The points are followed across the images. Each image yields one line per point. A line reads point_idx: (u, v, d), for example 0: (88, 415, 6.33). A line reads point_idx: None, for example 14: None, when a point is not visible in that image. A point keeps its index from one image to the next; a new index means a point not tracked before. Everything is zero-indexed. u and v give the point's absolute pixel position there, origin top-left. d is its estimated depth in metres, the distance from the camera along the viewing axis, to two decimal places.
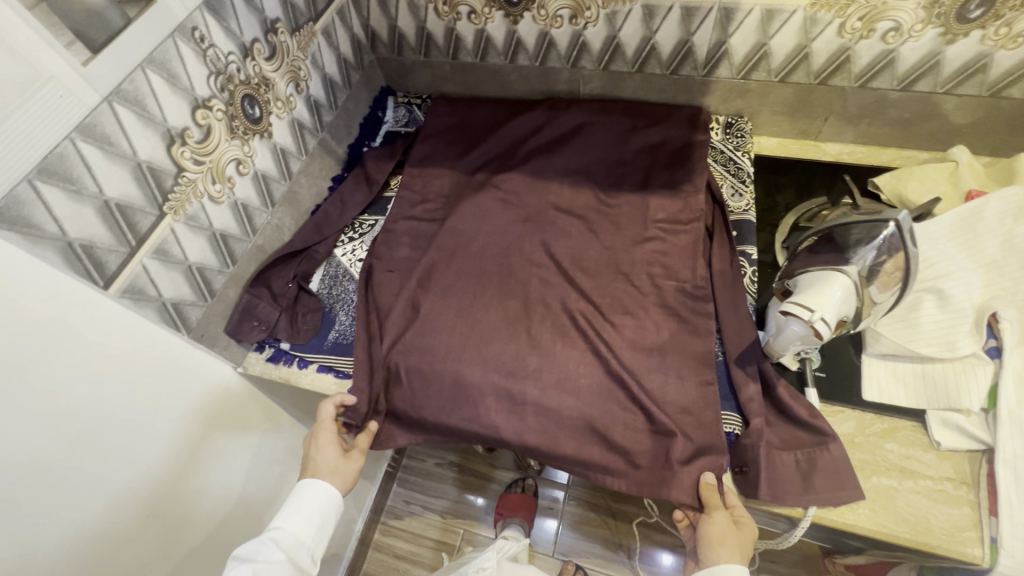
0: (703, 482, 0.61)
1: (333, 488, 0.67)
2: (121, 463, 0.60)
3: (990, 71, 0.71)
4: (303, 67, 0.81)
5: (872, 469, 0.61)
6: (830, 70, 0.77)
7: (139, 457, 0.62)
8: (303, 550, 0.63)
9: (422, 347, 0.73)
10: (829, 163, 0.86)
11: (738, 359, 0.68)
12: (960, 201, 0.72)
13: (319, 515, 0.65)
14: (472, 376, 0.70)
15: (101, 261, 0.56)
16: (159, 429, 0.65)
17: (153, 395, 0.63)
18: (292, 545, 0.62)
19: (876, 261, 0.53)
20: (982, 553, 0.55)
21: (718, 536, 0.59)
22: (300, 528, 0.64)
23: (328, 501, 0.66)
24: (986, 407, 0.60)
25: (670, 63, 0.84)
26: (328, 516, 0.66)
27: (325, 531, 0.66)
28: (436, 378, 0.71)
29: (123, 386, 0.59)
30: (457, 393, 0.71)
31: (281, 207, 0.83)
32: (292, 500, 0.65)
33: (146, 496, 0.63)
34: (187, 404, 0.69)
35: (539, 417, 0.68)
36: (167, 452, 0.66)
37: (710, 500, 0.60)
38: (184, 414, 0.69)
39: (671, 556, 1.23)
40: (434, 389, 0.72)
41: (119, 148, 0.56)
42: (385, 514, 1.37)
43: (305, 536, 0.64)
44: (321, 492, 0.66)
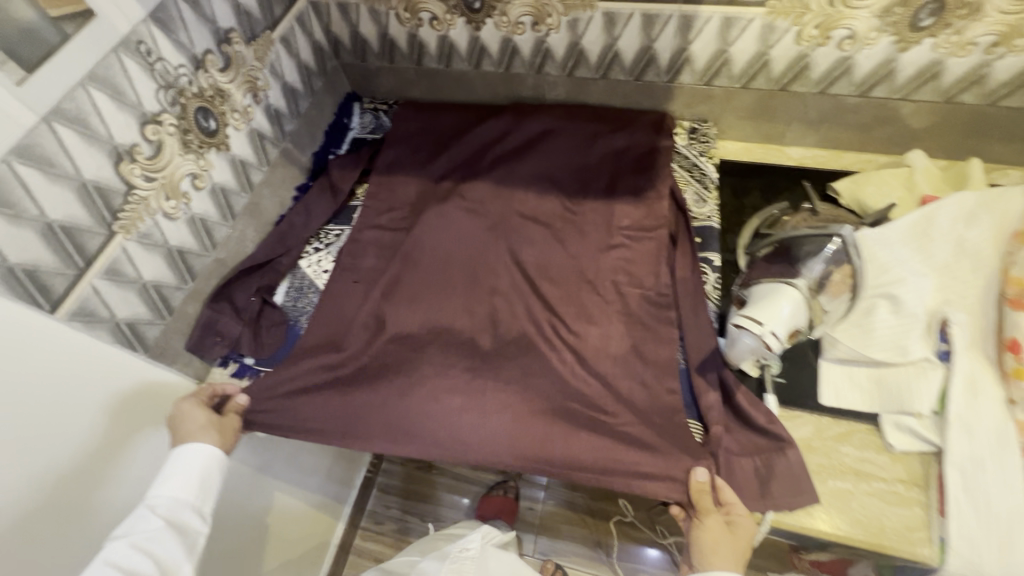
0: (695, 482, 0.60)
1: (211, 447, 0.64)
2: (61, 489, 0.57)
3: (943, 78, 0.72)
4: (260, 77, 0.80)
5: (829, 472, 0.63)
6: (790, 76, 0.78)
7: (73, 484, 0.58)
8: (186, 510, 0.61)
9: (384, 351, 0.73)
10: (791, 167, 0.87)
11: (699, 366, 0.68)
12: (915, 206, 0.73)
13: (198, 475, 0.63)
14: (432, 377, 0.70)
15: (46, 285, 0.55)
16: (91, 423, 0.60)
17: (88, 418, 0.60)
18: (173, 509, 0.60)
19: (823, 272, 0.55)
20: (931, 553, 0.57)
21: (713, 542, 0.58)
22: (178, 490, 0.61)
23: (207, 459, 0.63)
24: (936, 410, 0.62)
25: (633, 69, 0.84)
26: (210, 473, 0.63)
27: (210, 487, 0.63)
28: (394, 380, 0.71)
29: (52, 413, 0.55)
30: (412, 392, 0.70)
31: (242, 219, 0.81)
32: (166, 466, 0.62)
33: (82, 522, 0.59)
34: (130, 422, 0.65)
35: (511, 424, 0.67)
36: (105, 476, 0.62)
37: (702, 503, 0.59)
38: (127, 433, 0.65)
39: (655, 550, 1.25)
40: (389, 388, 0.70)
41: (61, 168, 0.54)
42: (365, 517, 1.37)
43: (185, 495, 0.61)
44: (194, 453, 0.63)
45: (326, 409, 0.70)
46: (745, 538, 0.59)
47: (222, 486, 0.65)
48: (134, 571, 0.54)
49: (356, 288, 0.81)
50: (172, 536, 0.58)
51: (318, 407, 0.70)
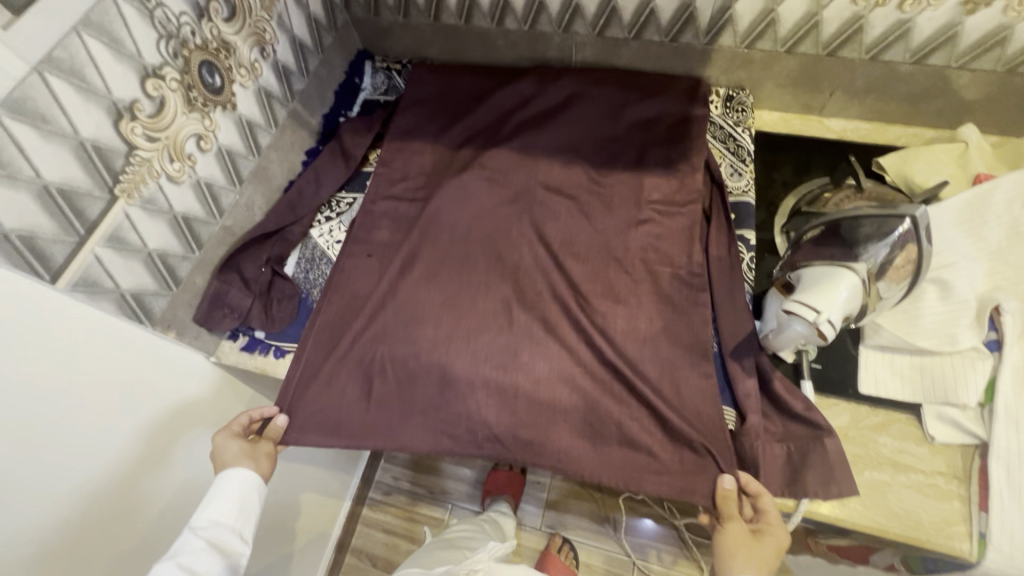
0: (721, 489, 0.58)
1: (250, 472, 0.63)
2: (102, 473, 0.60)
3: (1008, 46, 0.67)
4: (268, 29, 0.74)
5: (865, 463, 0.60)
6: (840, 40, 0.72)
7: (82, 476, 0.58)
8: (228, 533, 0.61)
9: (408, 339, 0.70)
10: (832, 140, 0.81)
11: (734, 351, 0.65)
12: (967, 185, 0.69)
13: (238, 497, 0.62)
14: (463, 367, 0.68)
15: (46, 253, 0.51)
16: (133, 416, 0.63)
17: (129, 412, 0.62)
18: (217, 531, 0.60)
19: (887, 257, 0.51)
20: (971, 548, 0.55)
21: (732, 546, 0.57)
22: (219, 514, 0.61)
23: (247, 482, 0.63)
24: (982, 402, 0.59)
25: (669, 30, 0.78)
26: (250, 495, 0.63)
27: (250, 508, 0.63)
28: (426, 376, 0.68)
29: (52, 413, 0.54)
30: (447, 389, 0.67)
31: (249, 185, 0.76)
32: (210, 488, 0.62)
33: (103, 504, 0.60)
34: (137, 406, 0.64)
35: (532, 411, 0.65)
36: (116, 462, 0.62)
37: (726, 509, 0.58)
38: (135, 415, 0.63)
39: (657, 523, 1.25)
40: (422, 382, 0.68)
41: (57, 126, 0.49)
42: (372, 489, 1.37)
43: (224, 519, 0.61)
44: (236, 477, 0.62)
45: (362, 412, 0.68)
46: (771, 547, 0.56)
47: (262, 509, 0.64)
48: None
49: (368, 263, 0.77)
50: (215, 560, 0.58)
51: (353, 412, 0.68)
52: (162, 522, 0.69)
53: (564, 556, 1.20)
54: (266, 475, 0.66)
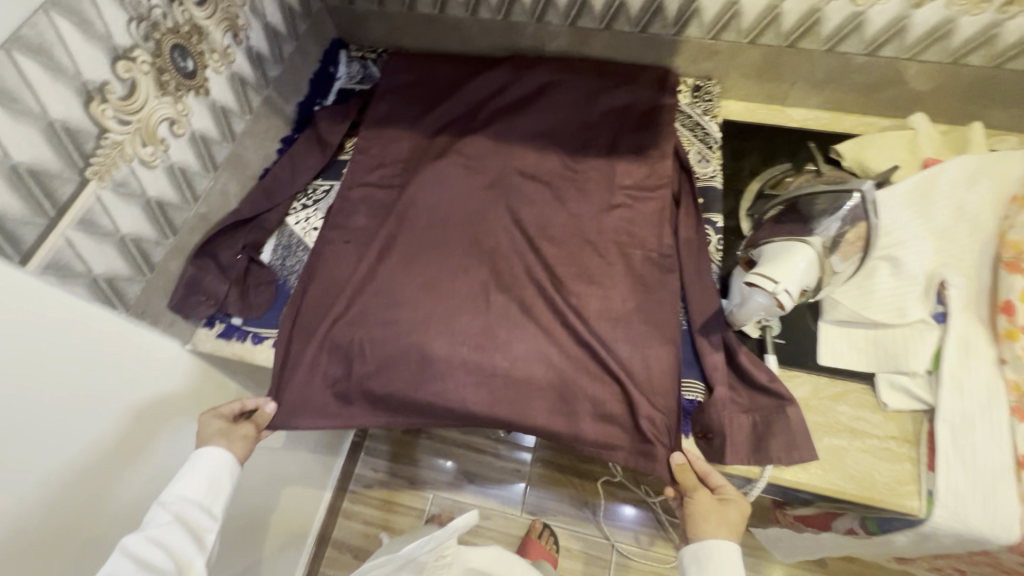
0: (675, 465, 0.62)
1: (228, 454, 0.66)
2: (86, 455, 0.61)
3: (953, 38, 0.71)
4: (241, 15, 0.74)
5: (825, 430, 0.64)
6: (800, 32, 0.76)
7: (63, 458, 0.58)
8: (196, 510, 0.63)
9: (388, 323, 0.71)
10: (795, 128, 0.85)
11: (703, 328, 0.68)
12: (917, 169, 0.74)
13: (207, 476, 0.64)
14: (442, 349, 0.69)
15: (15, 235, 0.50)
16: (118, 400, 0.64)
17: (114, 396, 0.63)
18: (186, 507, 0.62)
19: (839, 231, 0.55)
20: (919, 505, 0.59)
21: (703, 512, 0.61)
22: (188, 489, 0.63)
23: (220, 462, 0.65)
24: (931, 370, 0.63)
25: (639, 20, 0.80)
26: (220, 475, 0.65)
27: (219, 487, 0.65)
28: (407, 358, 0.69)
29: (19, 405, 0.53)
30: (427, 370, 0.69)
31: (224, 172, 0.76)
32: (182, 467, 0.65)
33: (85, 485, 0.61)
34: (109, 394, 0.63)
35: (509, 389, 0.67)
36: (89, 450, 0.61)
37: (687, 482, 0.62)
38: (108, 402, 0.63)
39: (634, 508, 1.28)
40: (404, 364, 0.69)
41: (25, 106, 0.49)
42: (353, 482, 1.37)
43: (194, 495, 0.63)
44: (209, 458, 0.65)
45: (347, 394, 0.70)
46: (735, 511, 0.61)
47: (232, 489, 0.66)
48: (150, 563, 0.57)
49: (347, 248, 0.77)
50: (182, 533, 0.60)
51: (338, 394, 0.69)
52: (139, 506, 0.69)
53: (544, 540, 1.22)
54: (240, 457, 0.68)
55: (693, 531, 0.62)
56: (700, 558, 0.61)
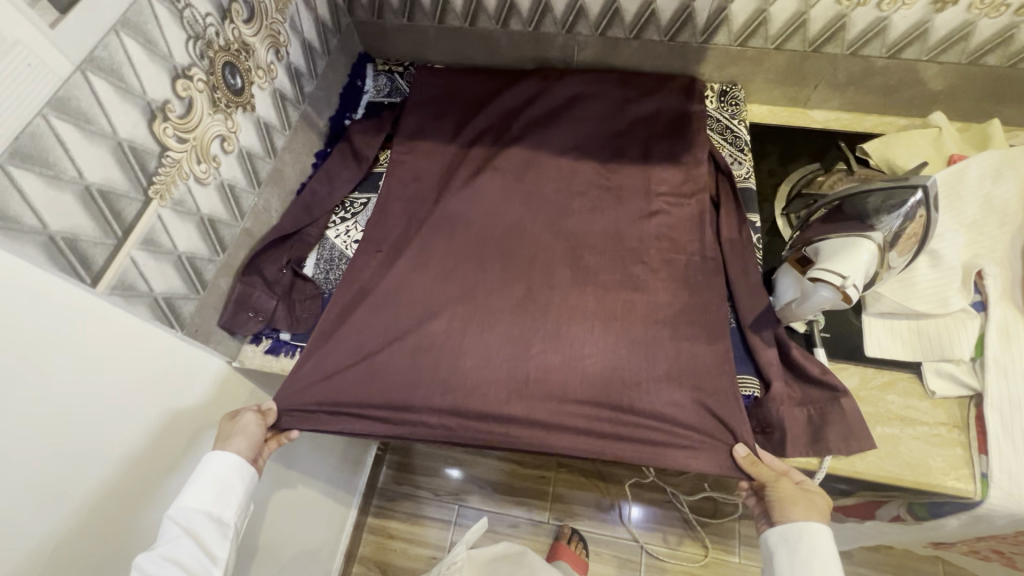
0: (743, 459, 0.61)
1: (235, 458, 0.62)
2: (135, 473, 0.58)
3: (972, 40, 0.75)
4: (282, 32, 0.74)
5: (877, 420, 0.66)
6: (826, 36, 0.79)
7: (114, 475, 0.56)
8: (205, 521, 0.59)
9: (419, 331, 0.70)
10: (818, 129, 0.88)
11: (753, 324, 0.69)
12: (942, 165, 0.77)
13: (213, 484, 0.60)
14: (472, 358, 0.68)
15: (87, 255, 0.50)
16: (166, 416, 0.62)
17: (164, 412, 0.61)
18: (197, 517, 0.58)
19: (900, 227, 0.57)
20: (975, 488, 0.61)
21: (790, 496, 0.60)
22: (194, 501, 0.59)
23: (230, 466, 0.62)
24: (974, 356, 0.65)
25: (668, 29, 0.83)
26: (227, 481, 0.61)
27: (228, 494, 0.61)
28: (437, 365, 0.68)
29: (81, 426, 0.51)
30: (456, 375, 0.67)
31: (266, 187, 0.76)
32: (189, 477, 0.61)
33: (132, 505, 0.58)
34: (158, 410, 0.61)
35: (544, 401, 0.65)
36: (147, 471, 0.60)
37: (766, 473, 0.61)
38: (158, 419, 0.61)
39: (648, 509, 1.26)
40: (431, 369, 0.68)
41: (98, 126, 0.49)
42: (377, 496, 1.33)
43: (201, 505, 0.59)
44: (215, 463, 0.61)
45: (365, 403, 0.67)
46: (820, 499, 0.60)
47: (243, 495, 0.62)
48: None
49: (377, 260, 0.77)
50: (192, 547, 0.56)
51: (360, 400, 0.67)
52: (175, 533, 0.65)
53: (573, 544, 1.20)
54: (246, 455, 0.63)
55: (781, 517, 0.60)
56: (795, 545, 0.58)
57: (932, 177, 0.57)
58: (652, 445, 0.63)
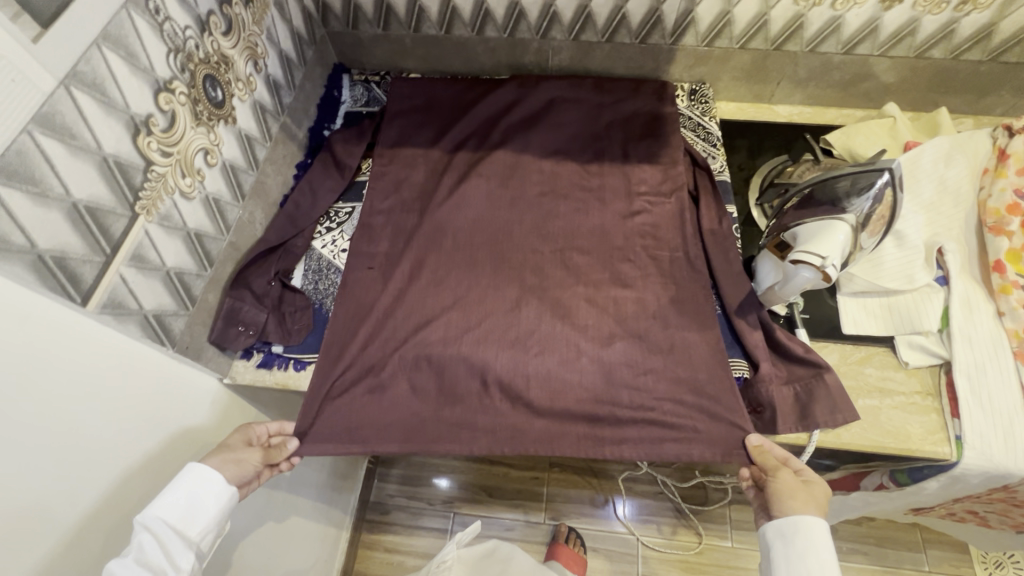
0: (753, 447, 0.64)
1: (227, 482, 0.58)
2: (128, 494, 0.56)
3: (918, 35, 0.81)
4: (259, 43, 0.74)
5: (858, 392, 0.69)
6: (786, 35, 0.83)
7: (107, 497, 0.54)
8: (173, 535, 0.53)
9: (418, 342, 0.70)
10: (784, 123, 0.93)
11: (738, 310, 0.72)
12: (900, 151, 0.82)
13: (189, 497, 0.55)
14: (473, 364, 0.69)
15: (76, 274, 0.49)
16: (158, 434, 0.60)
17: (156, 430, 0.60)
18: (172, 532, 0.53)
19: (870, 209, 0.61)
20: (950, 450, 0.65)
21: (790, 488, 0.60)
22: (167, 511, 0.53)
23: (220, 489, 0.57)
24: (940, 328, 0.70)
25: (639, 32, 0.86)
26: (203, 495, 0.56)
27: (201, 508, 0.55)
28: (440, 375, 0.69)
29: (75, 446, 0.50)
30: (460, 384, 0.69)
31: (250, 200, 0.75)
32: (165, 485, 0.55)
33: (123, 527, 0.56)
34: (150, 428, 0.59)
35: (548, 399, 0.67)
36: (138, 492, 0.58)
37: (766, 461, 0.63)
38: (150, 437, 0.59)
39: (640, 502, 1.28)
40: (435, 382, 0.69)
41: (82, 141, 0.48)
42: (369, 510, 1.31)
43: (172, 518, 0.53)
44: (196, 476, 0.56)
45: (376, 424, 0.67)
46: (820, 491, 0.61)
47: (217, 511, 0.57)
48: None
49: (370, 274, 0.76)
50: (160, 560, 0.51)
51: (370, 422, 0.67)
52: None
53: (572, 544, 1.20)
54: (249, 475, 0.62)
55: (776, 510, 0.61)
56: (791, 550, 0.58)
57: (896, 160, 0.61)
58: (649, 438, 0.66)
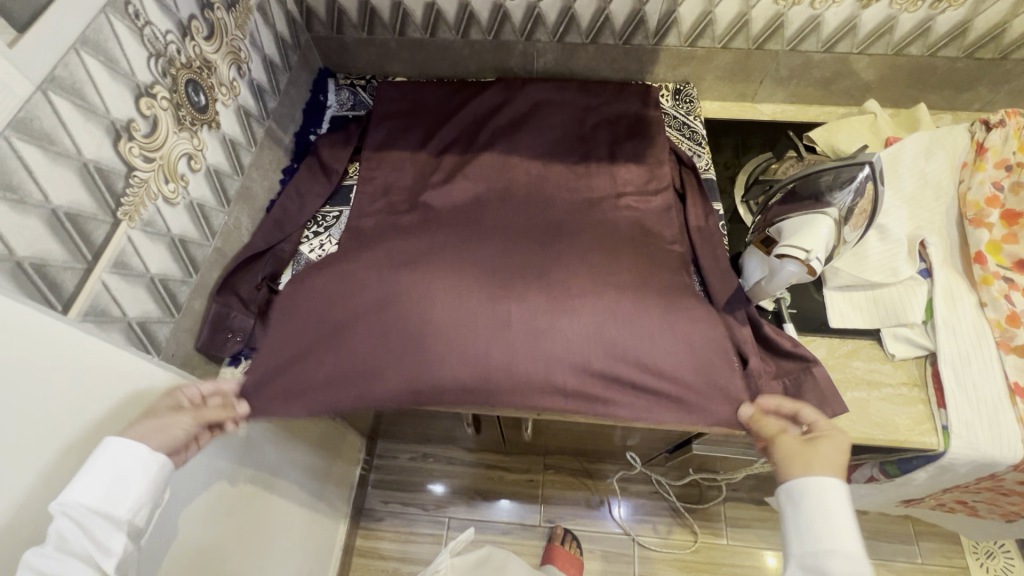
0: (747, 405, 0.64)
1: (155, 455, 0.52)
2: None
3: (895, 33, 0.82)
4: (242, 48, 0.73)
5: (846, 385, 0.70)
6: (767, 34, 0.84)
7: None
8: (92, 518, 0.47)
9: (383, 295, 0.68)
10: (767, 122, 0.94)
11: (727, 306, 0.72)
12: (881, 147, 0.84)
13: (108, 474, 0.49)
14: (442, 316, 0.66)
15: (57, 281, 0.48)
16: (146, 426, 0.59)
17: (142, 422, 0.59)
18: (92, 514, 0.48)
19: (852, 203, 0.62)
20: (938, 440, 0.65)
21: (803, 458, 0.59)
22: (82, 493, 0.48)
23: (147, 460, 0.51)
24: (925, 319, 0.71)
25: (623, 33, 0.86)
26: (123, 472, 0.50)
27: (124, 487, 0.50)
28: (399, 323, 0.66)
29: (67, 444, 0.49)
30: (423, 332, 0.65)
31: (236, 205, 0.75)
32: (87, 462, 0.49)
33: None
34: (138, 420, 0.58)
35: (516, 349, 0.64)
36: None
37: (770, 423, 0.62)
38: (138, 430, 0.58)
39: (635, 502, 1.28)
40: (394, 329, 0.65)
41: (61, 147, 0.47)
42: (364, 517, 1.30)
43: (89, 499, 0.48)
44: (112, 451, 0.50)
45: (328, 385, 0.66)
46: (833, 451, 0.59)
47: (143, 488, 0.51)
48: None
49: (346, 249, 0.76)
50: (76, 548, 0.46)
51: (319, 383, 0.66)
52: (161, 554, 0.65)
53: (568, 545, 1.20)
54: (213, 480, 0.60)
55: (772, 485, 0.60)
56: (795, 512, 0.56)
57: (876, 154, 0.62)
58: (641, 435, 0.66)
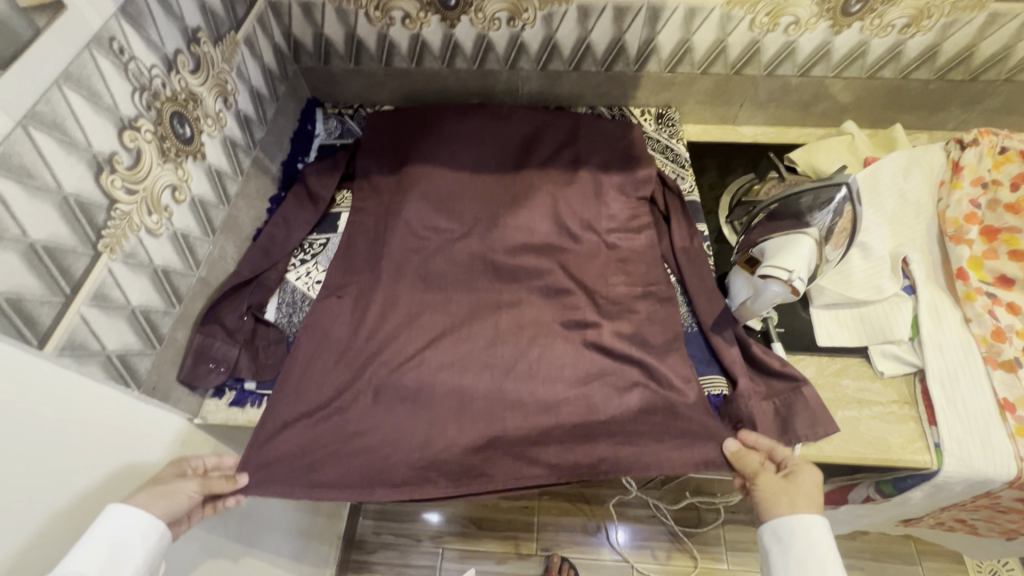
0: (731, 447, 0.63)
1: (158, 526, 0.52)
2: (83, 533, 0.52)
3: (868, 57, 0.84)
4: (229, 80, 0.74)
5: (837, 404, 0.70)
6: (744, 60, 0.86)
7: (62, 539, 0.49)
8: None
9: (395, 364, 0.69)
10: (748, 143, 0.96)
11: (714, 326, 0.73)
12: (860, 166, 0.85)
13: (110, 545, 0.48)
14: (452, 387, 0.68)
15: (34, 316, 0.47)
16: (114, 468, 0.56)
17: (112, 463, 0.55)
18: None
19: (831, 222, 0.63)
20: (931, 458, 0.64)
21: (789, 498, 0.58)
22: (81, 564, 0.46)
23: (148, 533, 0.51)
24: (911, 336, 0.71)
25: (604, 61, 0.88)
26: (128, 544, 0.49)
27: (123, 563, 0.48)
28: (417, 393, 0.67)
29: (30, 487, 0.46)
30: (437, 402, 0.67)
31: (221, 235, 0.74)
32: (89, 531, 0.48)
33: None
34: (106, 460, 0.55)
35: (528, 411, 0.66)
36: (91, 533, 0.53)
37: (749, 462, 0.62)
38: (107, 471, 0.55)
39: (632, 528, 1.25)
40: (409, 398, 0.67)
41: (41, 181, 0.47)
42: (355, 549, 1.26)
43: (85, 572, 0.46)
44: (122, 520, 0.49)
45: (339, 457, 0.64)
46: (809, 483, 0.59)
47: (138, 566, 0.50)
48: None
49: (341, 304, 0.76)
50: None
51: (329, 455, 0.65)
52: None
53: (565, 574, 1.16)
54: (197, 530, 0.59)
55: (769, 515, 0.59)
56: (785, 535, 0.57)
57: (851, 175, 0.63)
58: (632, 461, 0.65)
